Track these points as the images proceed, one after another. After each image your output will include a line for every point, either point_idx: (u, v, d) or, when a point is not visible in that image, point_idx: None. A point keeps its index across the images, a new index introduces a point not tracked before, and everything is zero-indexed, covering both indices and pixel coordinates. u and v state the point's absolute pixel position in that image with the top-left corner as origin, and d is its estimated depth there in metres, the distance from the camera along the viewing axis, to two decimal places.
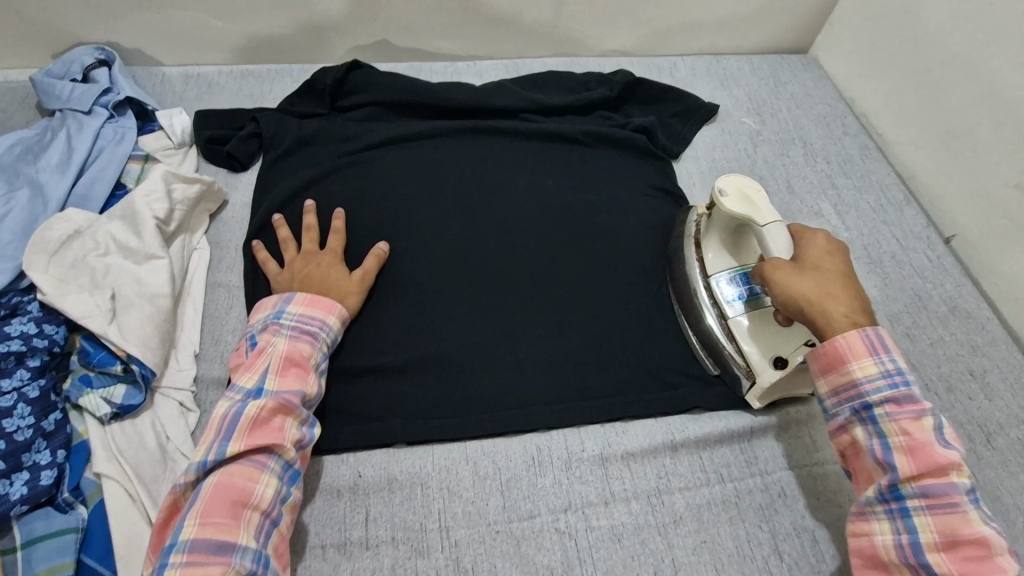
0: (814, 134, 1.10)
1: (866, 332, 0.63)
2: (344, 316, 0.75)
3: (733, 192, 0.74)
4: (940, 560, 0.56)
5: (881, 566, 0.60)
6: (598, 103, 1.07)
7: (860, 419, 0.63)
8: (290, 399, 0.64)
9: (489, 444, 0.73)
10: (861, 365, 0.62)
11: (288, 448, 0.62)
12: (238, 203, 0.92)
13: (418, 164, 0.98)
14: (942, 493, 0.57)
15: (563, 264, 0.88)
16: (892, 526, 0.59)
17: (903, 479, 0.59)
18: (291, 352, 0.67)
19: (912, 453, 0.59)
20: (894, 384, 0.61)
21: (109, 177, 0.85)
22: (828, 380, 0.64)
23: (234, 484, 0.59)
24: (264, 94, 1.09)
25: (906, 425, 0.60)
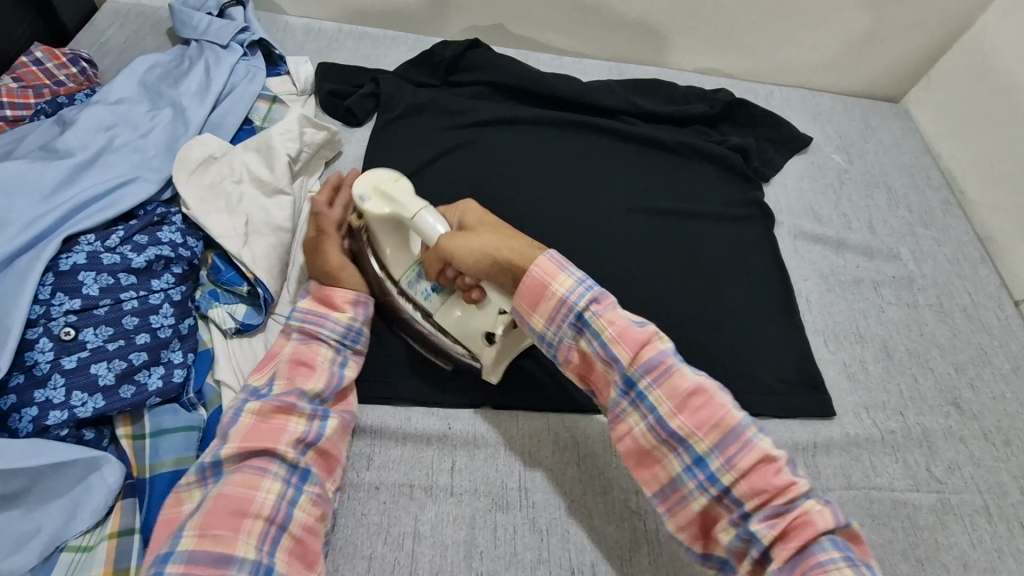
0: (899, 182, 1.13)
1: (550, 253, 0.63)
2: (353, 296, 0.70)
3: (370, 189, 0.68)
4: (681, 423, 0.58)
5: (650, 455, 0.60)
6: (697, 118, 1.10)
7: (579, 331, 0.62)
8: (285, 399, 0.61)
9: (570, 419, 0.76)
10: (559, 281, 0.62)
11: (287, 449, 0.59)
12: (351, 156, 0.96)
13: (521, 148, 1.02)
14: (659, 361, 0.59)
15: (648, 266, 0.93)
16: (640, 412, 0.59)
17: (628, 366, 0.59)
18: (295, 355, 0.66)
19: (621, 340, 0.60)
20: (590, 288, 0.61)
21: (240, 112, 0.90)
22: (542, 310, 0.62)
23: (235, 493, 0.56)
24: (380, 57, 1.12)
25: (612, 317, 0.61)
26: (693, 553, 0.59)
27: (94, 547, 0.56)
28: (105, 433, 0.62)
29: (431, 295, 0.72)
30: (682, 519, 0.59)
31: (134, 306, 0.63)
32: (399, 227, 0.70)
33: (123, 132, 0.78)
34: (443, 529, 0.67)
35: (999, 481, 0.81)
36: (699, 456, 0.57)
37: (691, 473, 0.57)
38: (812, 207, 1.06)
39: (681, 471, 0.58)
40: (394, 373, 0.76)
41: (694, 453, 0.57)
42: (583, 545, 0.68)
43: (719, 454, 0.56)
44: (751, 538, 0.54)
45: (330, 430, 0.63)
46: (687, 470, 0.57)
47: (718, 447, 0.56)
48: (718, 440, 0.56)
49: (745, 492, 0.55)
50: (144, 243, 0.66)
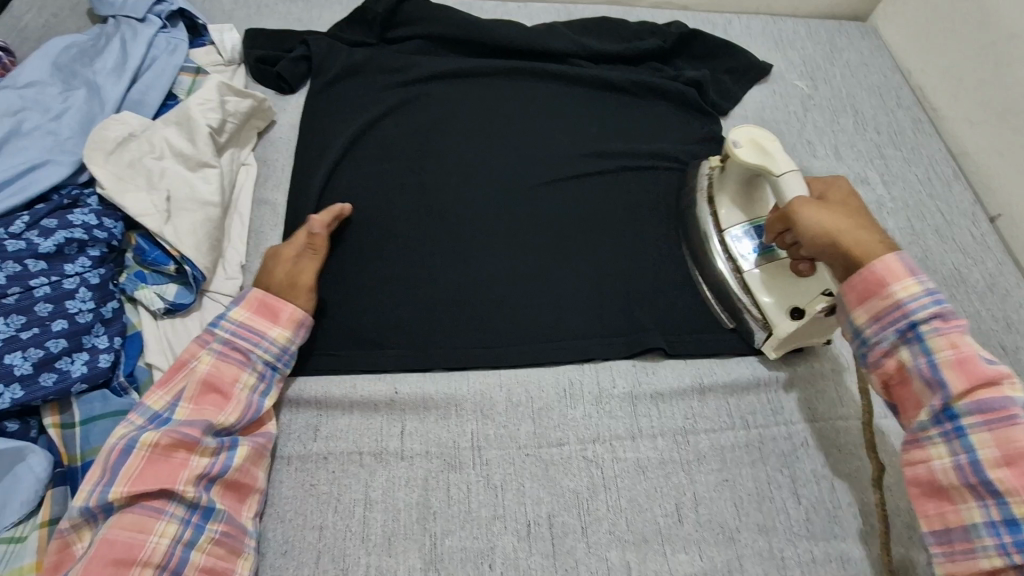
0: (867, 104, 1.08)
1: (901, 255, 0.58)
2: (298, 316, 0.67)
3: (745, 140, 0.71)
4: (1003, 478, 0.51)
5: (942, 493, 0.55)
6: (649, 54, 1.05)
7: (905, 340, 0.57)
8: (189, 434, 0.58)
9: (523, 373, 0.74)
10: (902, 286, 0.57)
11: (185, 489, 0.56)
12: (286, 124, 0.92)
13: (465, 101, 0.97)
14: (1000, 407, 0.52)
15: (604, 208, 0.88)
16: (949, 447, 0.54)
17: (957, 395, 0.54)
18: (212, 375, 0.62)
19: (962, 366, 0.54)
20: (936, 301, 0.56)
21: (161, 86, 0.86)
22: (868, 307, 0.58)
23: (121, 539, 0.54)
24: (313, 19, 1.07)
25: (953, 337, 0.55)
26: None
27: (27, 538, 0.55)
28: (32, 424, 0.60)
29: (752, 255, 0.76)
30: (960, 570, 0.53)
31: (47, 292, 0.61)
32: (750, 181, 0.77)
33: (32, 115, 0.75)
34: (394, 493, 0.66)
35: None
36: (1012, 517, 0.51)
37: (993, 530, 0.52)
38: (775, 138, 1.01)
39: (980, 522, 0.52)
40: (338, 343, 0.74)
41: (1008, 513, 0.51)
42: (538, 497, 0.67)
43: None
44: None
45: (236, 462, 0.60)
46: (989, 525, 0.52)
47: None
48: None
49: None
50: (53, 228, 0.64)
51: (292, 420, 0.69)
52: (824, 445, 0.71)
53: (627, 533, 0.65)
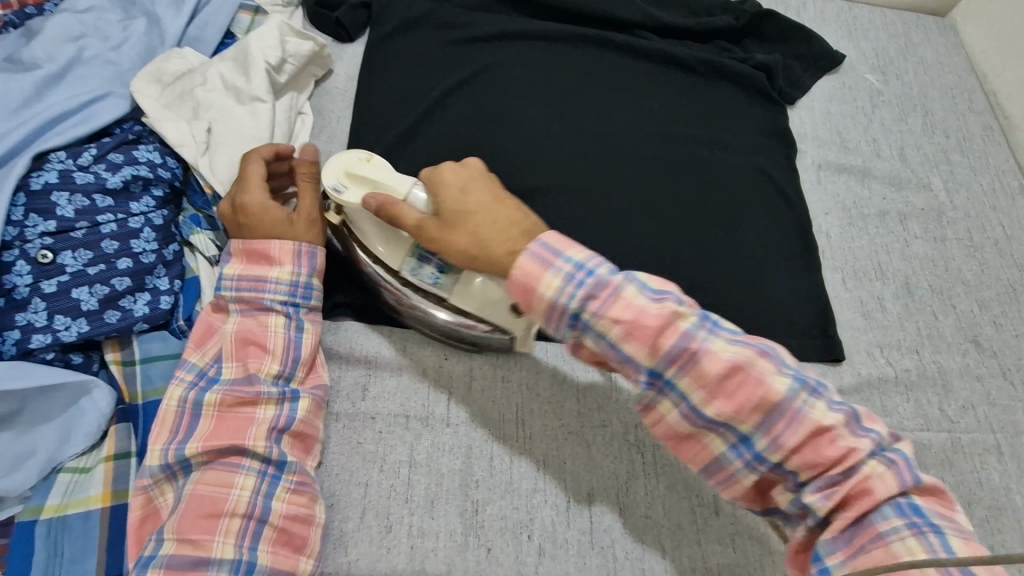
0: (937, 106, 1.04)
1: (534, 248, 0.56)
2: (298, 249, 0.63)
3: (343, 177, 0.64)
4: (736, 419, 0.52)
5: (688, 440, 0.56)
6: (719, 32, 1.01)
7: (660, 387, 0.55)
8: (243, 391, 0.59)
9: (571, 352, 0.74)
10: (545, 283, 0.55)
11: (255, 443, 0.57)
12: (342, 75, 0.91)
13: (527, 66, 0.95)
14: (683, 348, 0.53)
15: (655, 185, 0.88)
16: (672, 400, 0.54)
17: (648, 359, 0.54)
18: (240, 331, 0.62)
19: (633, 334, 0.53)
20: (580, 282, 0.55)
21: (221, 22, 0.83)
22: (536, 311, 0.57)
23: (208, 493, 0.55)
24: None
25: (615, 312, 0.54)
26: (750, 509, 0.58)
27: (92, 469, 0.57)
28: (94, 359, 0.61)
29: (440, 278, 0.65)
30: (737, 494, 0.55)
31: (113, 230, 0.61)
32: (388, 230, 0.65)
33: (92, 42, 0.73)
34: (438, 458, 0.67)
35: (1013, 420, 0.78)
36: (744, 436, 0.52)
37: (737, 452, 0.53)
38: (839, 133, 0.98)
39: (785, 476, 0.53)
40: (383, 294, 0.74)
41: (753, 446, 0.52)
42: (579, 476, 0.67)
43: (767, 436, 0.52)
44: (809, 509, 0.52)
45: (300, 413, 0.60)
46: (796, 478, 0.52)
47: (819, 478, 0.51)
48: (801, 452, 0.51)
49: (726, 412, 0.52)
50: (119, 163, 0.64)
51: (339, 377, 0.70)
52: None
53: (664, 519, 0.66)
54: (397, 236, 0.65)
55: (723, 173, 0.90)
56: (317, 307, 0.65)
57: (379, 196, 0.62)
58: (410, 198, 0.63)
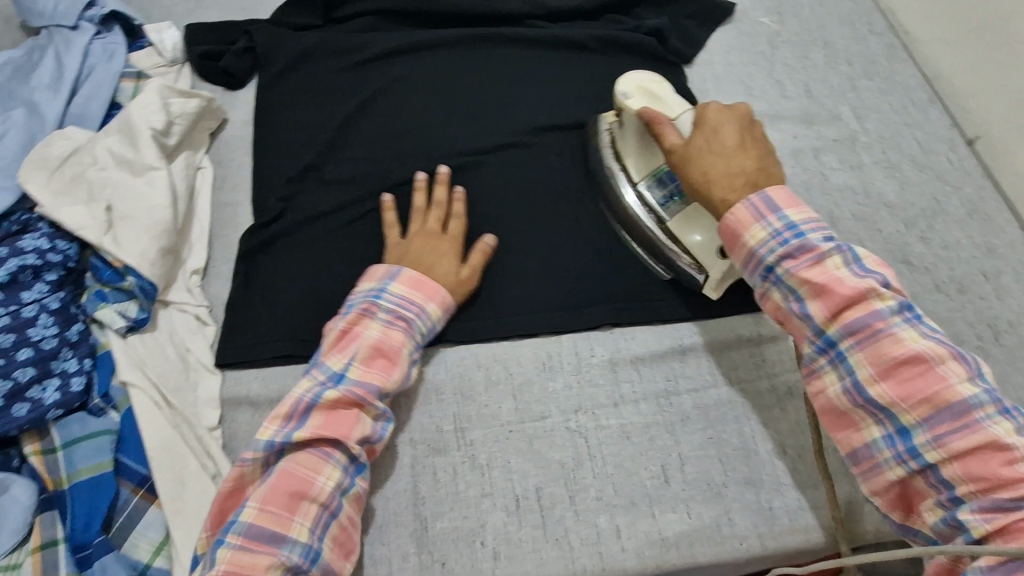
0: (837, 35, 1.04)
1: (749, 200, 0.63)
2: (448, 301, 0.71)
3: (634, 89, 0.77)
4: (882, 392, 0.56)
5: (844, 417, 0.59)
6: (608, 6, 1.01)
7: (828, 357, 0.59)
8: (361, 395, 0.63)
9: (500, 350, 0.74)
10: (750, 232, 0.63)
11: (353, 445, 0.61)
12: (238, 122, 0.91)
13: (424, 75, 0.94)
14: (865, 325, 0.57)
15: (566, 168, 0.88)
16: (838, 373, 0.59)
17: (825, 324, 0.59)
18: (382, 341, 0.66)
19: (821, 295, 0.59)
20: (784, 241, 0.61)
21: (102, 95, 0.83)
22: (736, 256, 0.64)
23: (297, 474, 0.59)
24: (256, 5, 1.03)
25: (807, 273, 0.60)
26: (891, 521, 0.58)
27: (21, 564, 0.58)
28: (14, 454, 0.62)
29: (667, 203, 0.75)
30: (875, 486, 0.58)
31: (8, 323, 0.62)
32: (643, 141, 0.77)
33: None
34: (382, 482, 0.66)
35: (954, 332, 0.78)
36: (903, 426, 0.55)
37: (889, 442, 0.56)
38: (743, 81, 0.98)
39: (879, 437, 0.57)
40: (307, 330, 0.74)
41: (899, 423, 0.56)
42: (525, 472, 0.67)
43: (927, 429, 0.54)
44: (958, 525, 0.52)
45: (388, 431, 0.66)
46: (886, 438, 0.56)
47: (928, 423, 0.54)
48: (928, 416, 0.54)
49: (891, 395, 0.56)
50: (5, 257, 0.65)
51: None
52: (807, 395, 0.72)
53: (616, 498, 0.66)
54: (648, 154, 0.77)
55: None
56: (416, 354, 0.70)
57: (649, 113, 0.73)
58: (679, 119, 0.73)
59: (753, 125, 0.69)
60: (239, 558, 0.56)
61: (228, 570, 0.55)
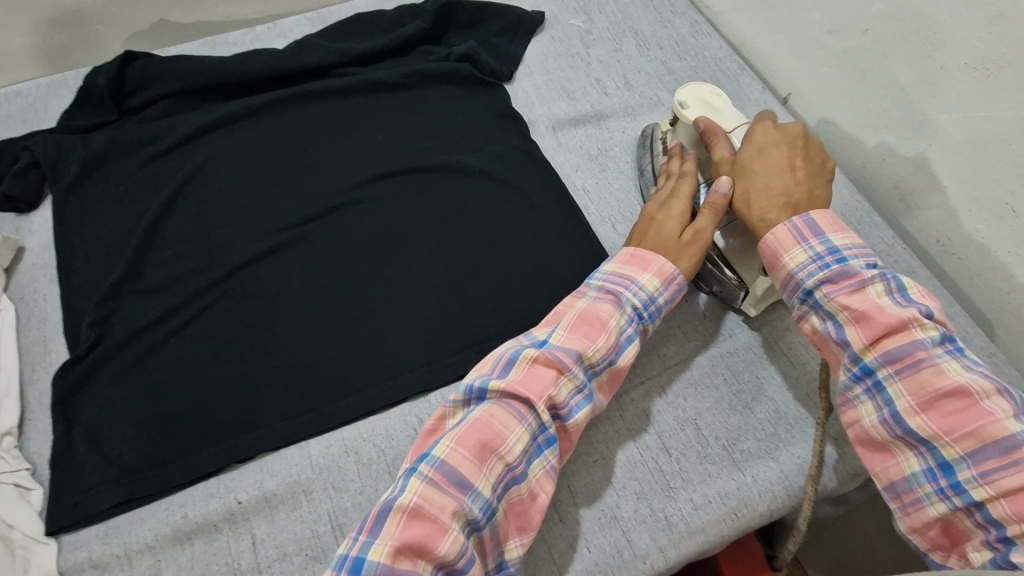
0: (644, 22, 1.06)
1: (794, 220, 0.63)
2: (667, 270, 0.68)
3: (692, 99, 0.75)
4: (924, 423, 0.53)
5: (883, 449, 0.57)
6: (416, 39, 0.99)
7: (866, 389, 0.57)
8: (564, 359, 0.61)
9: (368, 428, 0.69)
10: (791, 254, 0.62)
11: (542, 410, 0.59)
12: (36, 247, 0.82)
13: (236, 151, 0.89)
14: (908, 353, 0.55)
15: (401, 217, 0.85)
16: (875, 403, 0.57)
17: (862, 351, 0.57)
18: (588, 310, 0.65)
19: (861, 323, 0.58)
20: (825, 265, 0.61)
21: None
22: (776, 276, 0.64)
23: (492, 427, 0.57)
24: (39, 115, 0.95)
25: (846, 300, 0.59)
26: (933, 561, 0.54)
27: None
28: None
29: None
30: (917, 522, 0.54)
31: None
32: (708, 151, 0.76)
33: None
34: None
35: None
36: (946, 460, 0.52)
37: (930, 477, 0.53)
38: (564, 86, 0.98)
39: (919, 471, 0.54)
40: (152, 461, 0.67)
41: (941, 457, 0.52)
42: None
43: (972, 464, 0.51)
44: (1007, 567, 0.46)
45: (581, 413, 0.62)
46: (926, 471, 0.53)
47: (972, 458, 0.51)
48: (973, 451, 0.51)
49: (932, 427, 0.53)
50: None
51: None
52: (681, 389, 0.72)
53: None
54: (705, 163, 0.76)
55: (462, 178, 0.88)
56: (648, 330, 0.68)
57: (705, 122, 0.72)
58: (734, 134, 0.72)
59: (804, 142, 0.68)
60: (431, 496, 0.52)
61: (418, 504, 0.51)
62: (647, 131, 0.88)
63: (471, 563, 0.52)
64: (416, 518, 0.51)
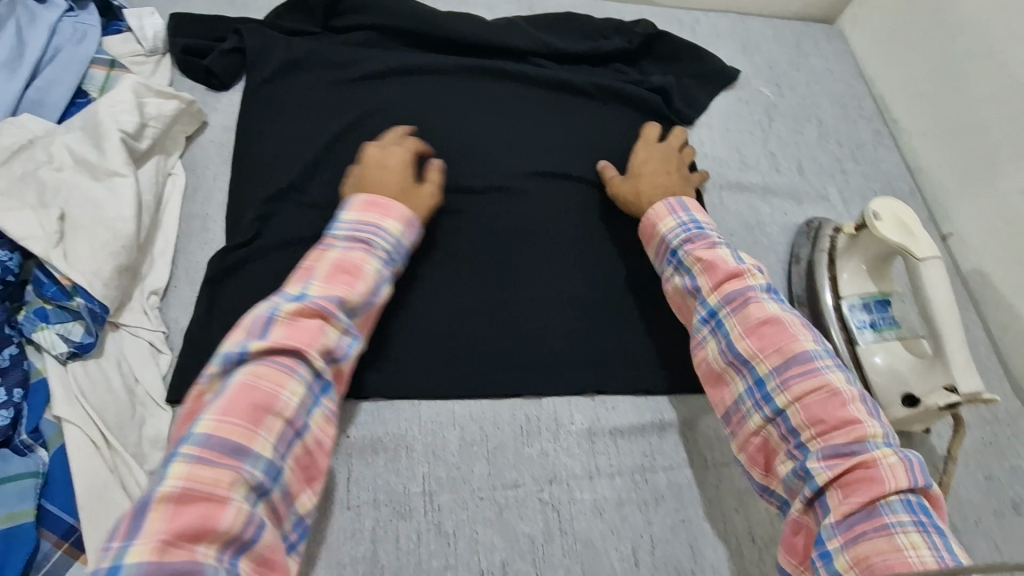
0: (830, 114, 1.07)
1: (667, 201, 0.78)
2: (406, 216, 0.69)
3: (884, 213, 0.74)
4: (747, 346, 0.64)
5: (718, 377, 0.67)
6: (614, 55, 1.00)
7: (712, 328, 0.68)
8: (325, 305, 0.59)
9: (478, 409, 0.71)
10: (664, 223, 0.76)
11: (316, 356, 0.57)
12: (217, 127, 0.84)
13: (421, 102, 0.90)
14: (739, 294, 0.67)
15: (559, 219, 0.84)
16: (716, 338, 0.67)
17: (709, 292, 0.69)
18: (342, 259, 0.63)
19: (709, 271, 0.70)
20: (687, 230, 0.74)
21: (67, 82, 0.76)
22: (652, 246, 0.77)
23: (260, 387, 0.54)
24: (247, 1, 0.95)
25: (700, 253, 0.71)
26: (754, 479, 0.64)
27: None
28: None
29: (861, 329, 0.76)
30: (741, 437, 0.64)
31: None
32: (881, 264, 0.78)
33: None
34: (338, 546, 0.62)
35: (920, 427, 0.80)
36: (759, 377, 0.63)
37: (750, 393, 0.64)
38: (738, 149, 0.99)
39: (742, 390, 0.65)
40: None
41: (756, 375, 0.64)
42: (492, 545, 0.64)
43: (777, 375, 0.62)
44: (806, 476, 0.57)
45: (354, 351, 0.62)
46: (748, 390, 0.64)
47: (779, 372, 0.62)
48: (782, 366, 0.62)
49: (753, 349, 0.64)
50: None
51: None
52: None
53: None
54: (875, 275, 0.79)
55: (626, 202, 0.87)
56: (394, 272, 0.68)
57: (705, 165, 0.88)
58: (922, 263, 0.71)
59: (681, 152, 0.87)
60: (198, 475, 0.49)
61: (185, 489, 0.48)
62: (812, 222, 0.89)
63: (262, 529, 0.50)
64: (186, 501, 0.48)
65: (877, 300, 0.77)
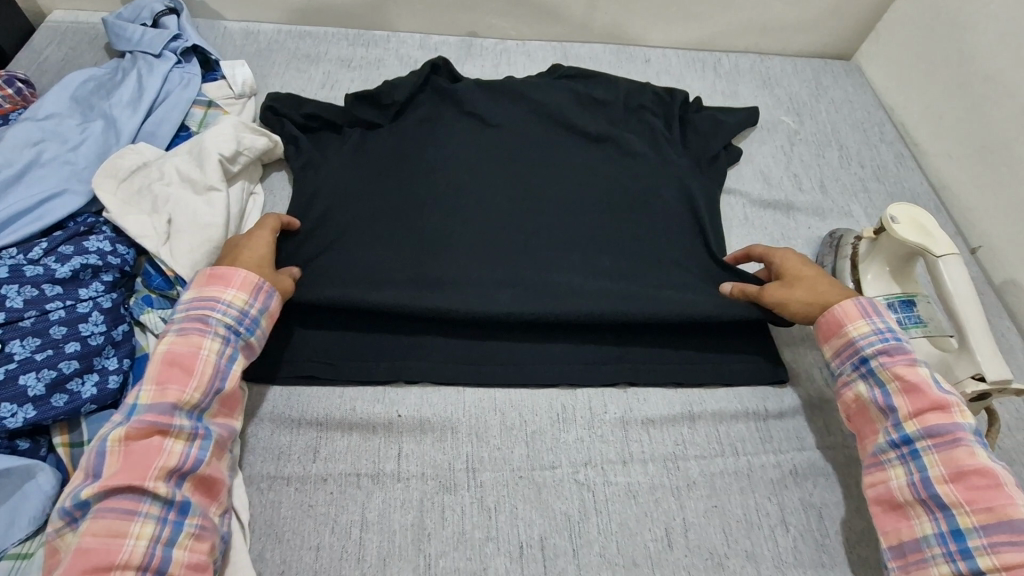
0: (851, 139, 1.12)
1: (858, 300, 0.71)
2: (251, 280, 0.67)
3: (901, 217, 0.78)
4: (950, 491, 0.60)
5: (900, 509, 0.64)
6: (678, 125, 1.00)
7: (902, 457, 0.64)
8: (157, 420, 0.58)
9: (517, 398, 0.76)
10: (855, 325, 0.70)
11: (156, 485, 0.56)
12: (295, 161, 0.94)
13: (474, 145, 0.92)
14: (946, 431, 0.63)
15: (597, 221, 0.88)
16: (906, 468, 0.64)
17: (906, 420, 0.65)
18: (171, 352, 0.62)
19: (909, 394, 0.65)
20: (886, 339, 0.68)
21: (174, 119, 0.90)
22: (833, 343, 0.71)
23: (99, 541, 0.54)
24: (319, 55, 1.12)
25: (901, 370, 0.66)
26: None
27: (33, 554, 0.59)
28: (42, 443, 0.64)
29: None
30: None
31: (61, 316, 0.65)
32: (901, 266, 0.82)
33: (51, 147, 0.80)
34: (390, 515, 0.67)
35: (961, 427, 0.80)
36: (959, 528, 0.59)
37: (941, 540, 0.60)
38: (762, 170, 1.05)
39: (931, 534, 0.60)
40: (337, 353, 0.76)
41: (954, 525, 0.59)
42: (531, 520, 0.68)
43: (982, 535, 0.58)
44: None
45: (210, 450, 0.61)
46: (937, 535, 0.60)
47: (986, 530, 0.58)
48: (989, 524, 0.58)
49: (958, 496, 0.60)
50: (69, 254, 0.69)
51: (292, 441, 0.71)
52: (812, 474, 0.74)
53: (619, 556, 0.67)
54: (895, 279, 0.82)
55: (667, 206, 0.90)
56: (252, 342, 0.67)
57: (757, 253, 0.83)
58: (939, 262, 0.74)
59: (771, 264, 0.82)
60: None
61: None
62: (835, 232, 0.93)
63: None
64: None
65: (900, 300, 0.81)
